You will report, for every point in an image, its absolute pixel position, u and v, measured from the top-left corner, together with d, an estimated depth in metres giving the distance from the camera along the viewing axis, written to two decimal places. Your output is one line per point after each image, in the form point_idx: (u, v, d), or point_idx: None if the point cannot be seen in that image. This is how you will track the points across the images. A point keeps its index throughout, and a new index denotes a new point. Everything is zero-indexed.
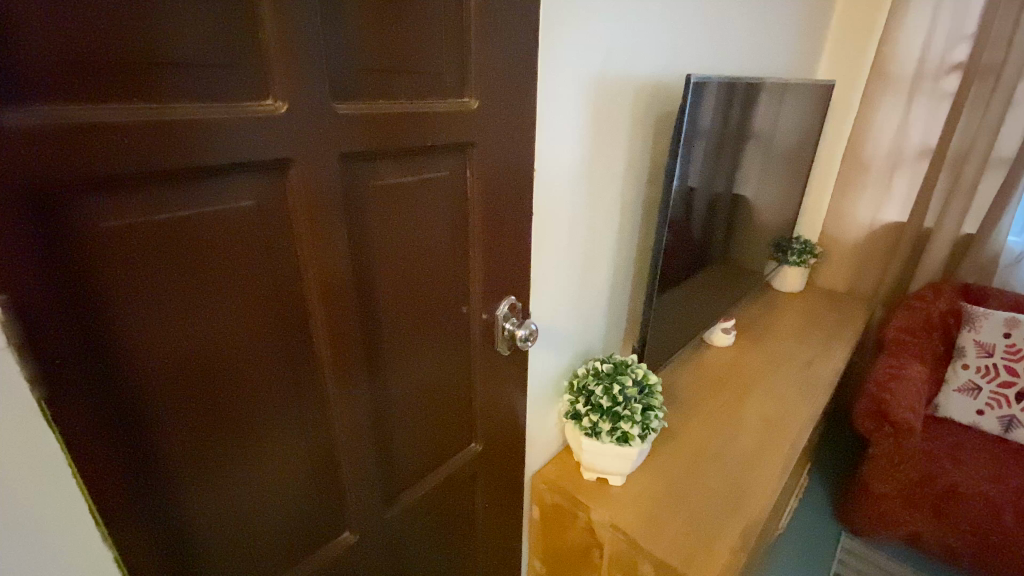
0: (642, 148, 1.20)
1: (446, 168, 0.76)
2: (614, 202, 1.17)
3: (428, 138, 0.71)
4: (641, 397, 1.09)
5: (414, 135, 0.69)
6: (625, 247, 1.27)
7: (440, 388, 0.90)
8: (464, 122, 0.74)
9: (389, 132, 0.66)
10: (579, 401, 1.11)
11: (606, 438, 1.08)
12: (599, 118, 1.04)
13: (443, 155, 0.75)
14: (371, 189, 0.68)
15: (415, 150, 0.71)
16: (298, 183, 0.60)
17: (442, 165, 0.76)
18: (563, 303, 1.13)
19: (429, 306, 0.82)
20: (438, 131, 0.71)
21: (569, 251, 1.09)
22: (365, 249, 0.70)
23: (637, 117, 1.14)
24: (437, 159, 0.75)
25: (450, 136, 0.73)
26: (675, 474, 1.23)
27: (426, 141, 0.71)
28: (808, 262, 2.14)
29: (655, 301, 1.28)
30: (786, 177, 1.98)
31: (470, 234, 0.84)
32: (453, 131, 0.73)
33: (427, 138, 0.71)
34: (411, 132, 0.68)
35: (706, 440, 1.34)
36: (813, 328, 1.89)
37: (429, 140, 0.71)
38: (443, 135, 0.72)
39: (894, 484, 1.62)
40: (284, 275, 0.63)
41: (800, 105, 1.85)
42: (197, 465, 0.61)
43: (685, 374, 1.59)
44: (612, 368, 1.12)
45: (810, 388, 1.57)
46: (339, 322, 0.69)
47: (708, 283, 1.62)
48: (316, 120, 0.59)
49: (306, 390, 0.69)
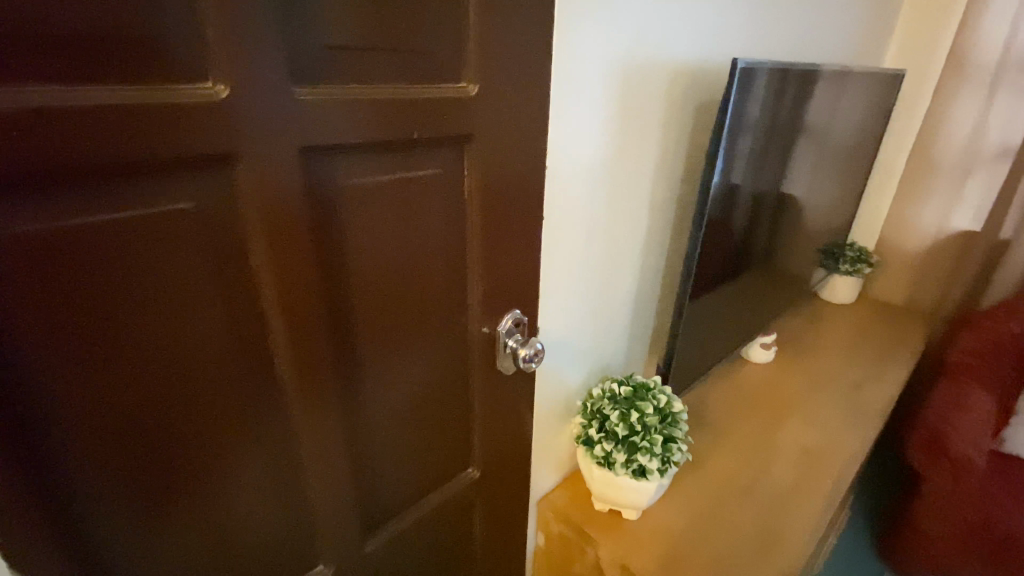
0: (677, 143, 1.06)
1: (438, 166, 0.66)
2: (641, 204, 1.04)
3: (414, 130, 0.60)
4: (662, 427, 0.97)
5: (396, 125, 0.59)
6: (653, 254, 1.14)
7: (432, 410, 0.81)
8: (459, 112, 0.64)
9: (366, 122, 0.56)
10: (592, 427, 1.00)
11: (620, 471, 0.96)
12: (626, 108, 0.91)
13: (435, 149, 0.65)
14: (345, 188, 0.59)
15: (399, 144, 0.61)
16: (250, 182, 0.51)
17: (433, 162, 0.65)
18: (578, 316, 1.01)
19: (416, 320, 0.72)
20: (428, 121, 0.61)
21: (586, 259, 0.97)
22: (337, 257, 0.61)
23: (671, 108, 1.00)
24: (427, 154, 0.64)
25: (442, 127, 0.63)
26: (697, 509, 1.11)
27: (412, 133, 0.60)
28: (862, 271, 1.93)
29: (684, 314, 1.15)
30: (842, 176, 1.78)
31: (466, 240, 0.74)
32: (445, 122, 0.63)
33: (414, 130, 0.60)
34: (393, 122, 0.58)
35: (736, 471, 1.20)
36: (864, 347, 1.71)
37: (415, 132, 0.61)
38: (433, 127, 0.62)
39: (949, 525, 1.45)
40: (236, 288, 0.54)
41: (863, 96, 1.65)
42: (136, 503, 0.53)
43: (716, 392, 1.44)
44: (630, 392, 1.00)
45: (857, 415, 1.41)
46: (304, 339, 0.60)
47: (747, 292, 1.46)
48: (270, 108, 0.49)
49: (267, 416, 0.61)
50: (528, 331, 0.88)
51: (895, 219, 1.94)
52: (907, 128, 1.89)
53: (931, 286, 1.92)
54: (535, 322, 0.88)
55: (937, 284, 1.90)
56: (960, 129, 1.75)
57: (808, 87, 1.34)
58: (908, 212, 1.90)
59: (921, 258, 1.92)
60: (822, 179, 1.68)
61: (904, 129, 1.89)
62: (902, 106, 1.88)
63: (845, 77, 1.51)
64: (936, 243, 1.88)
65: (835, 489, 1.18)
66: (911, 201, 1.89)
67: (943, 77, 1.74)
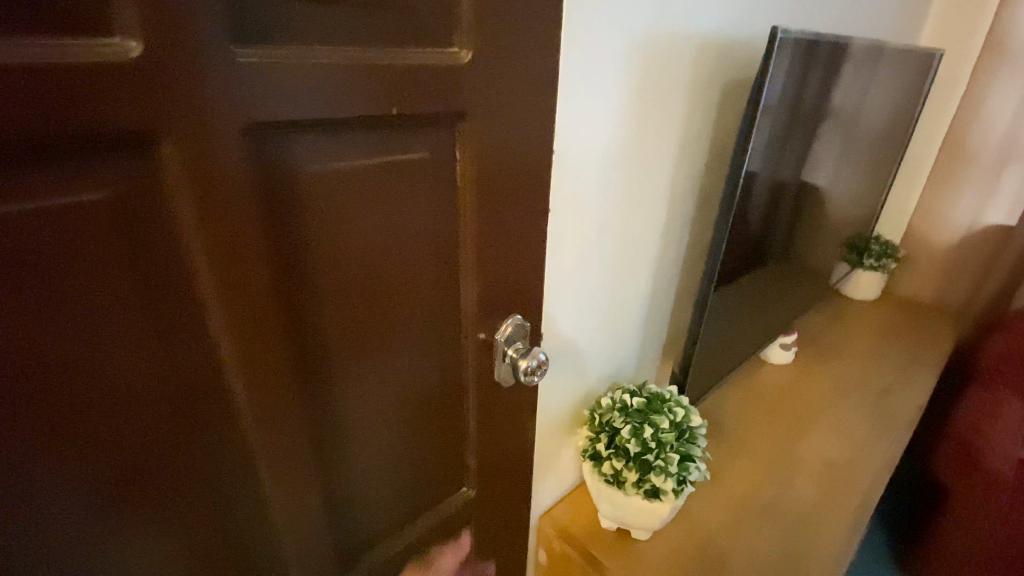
0: (701, 128, 0.94)
1: (425, 149, 0.56)
2: (658, 195, 0.93)
3: (392, 104, 0.50)
4: (678, 445, 0.87)
5: (372, 98, 0.49)
6: (671, 251, 1.03)
7: (420, 428, 0.71)
8: (450, 85, 0.54)
9: (332, 94, 0.46)
10: (600, 441, 0.90)
11: (631, 490, 0.87)
12: (645, 86, 0.80)
13: (419, 129, 0.55)
14: (306, 173, 0.49)
15: (375, 122, 0.51)
16: (178, 166, 0.41)
17: (417, 144, 0.55)
18: (585, 320, 0.91)
19: (399, 328, 0.62)
20: (409, 95, 0.51)
21: (595, 257, 0.87)
22: (298, 255, 0.51)
23: (697, 88, 0.89)
24: (410, 135, 0.55)
25: (427, 102, 0.53)
26: (712, 529, 1.02)
27: (390, 109, 0.50)
28: (887, 266, 1.82)
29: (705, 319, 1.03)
30: (870, 164, 1.66)
31: (458, 236, 0.64)
32: (431, 96, 0.53)
33: (393, 105, 0.50)
34: (366, 95, 0.48)
35: (753, 488, 1.11)
36: (890, 349, 1.60)
37: (394, 107, 0.51)
38: (416, 102, 0.52)
39: (977, 543, 1.35)
40: (172, 296, 0.44)
41: (896, 76, 1.52)
42: (53, 557, 0.44)
43: (732, 397, 1.34)
44: (643, 404, 0.91)
45: (883, 425, 1.31)
46: (256, 351, 0.51)
47: (768, 290, 1.36)
48: (203, 71, 0.39)
49: (218, 443, 0.52)
50: (531, 338, 0.78)
51: (925, 212, 1.81)
52: (941, 116, 1.73)
53: (961, 285, 1.80)
54: (539, 329, 0.79)
55: (969, 282, 1.78)
56: (1001, 116, 1.62)
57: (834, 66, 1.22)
58: (939, 205, 1.78)
59: (952, 254, 1.80)
60: (848, 168, 1.56)
61: (937, 117, 1.74)
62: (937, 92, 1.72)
63: (878, 57, 1.39)
64: (968, 238, 1.76)
65: (862, 509, 1.09)
66: (943, 193, 1.76)
67: (983, 58, 1.61)
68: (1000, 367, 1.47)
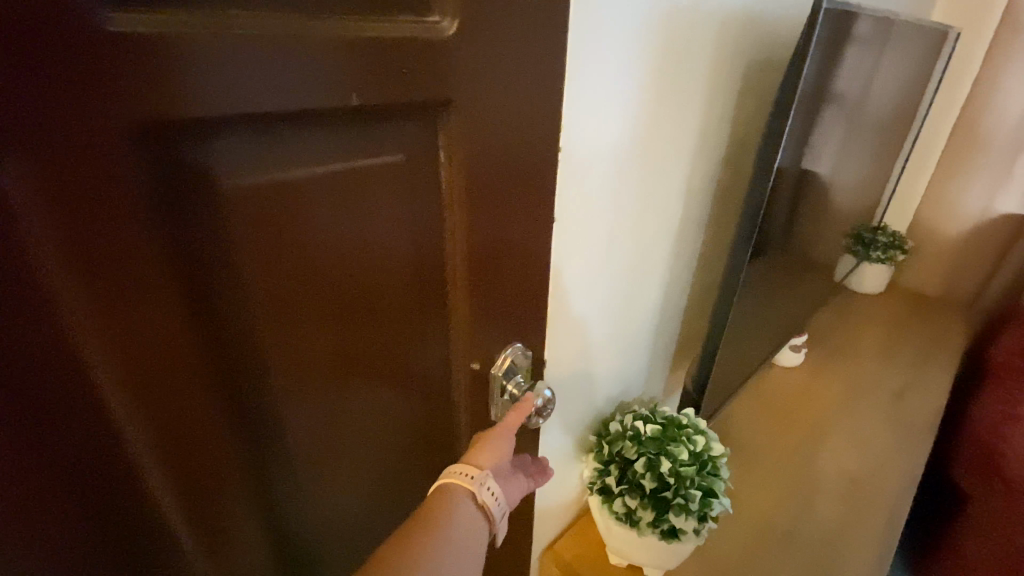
0: (720, 117, 0.83)
1: (398, 150, 0.45)
2: (671, 194, 0.82)
3: (352, 93, 0.38)
4: (699, 478, 0.77)
5: (324, 86, 0.36)
6: (683, 255, 0.92)
7: (403, 481, 0.60)
8: (429, 68, 0.41)
9: (267, 81, 0.34)
10: (610, 474, 0.80)
11: (646, 531, 0.77)
12: (660, 69, 0.68)
13: (389, 126, 0.43)
14: (232, 187, 0.37)
15: (329, 117, 0.39)
16: (30, 187, 0.28)
17: (387, 144, 0.44)
18: (590, 340, 0.80)
19: (370, 372, 0.51)
20: (375, 81, 0.39)
21: (602, 268, 0.75)
22: (229, 294, 0.39)
23: (717, 71, 0.77)
24: (378, 133, 0.43)
25: (399, 91, 0.41)
26: (731, 561, 0.93)
27: (351, 100, 0.38)
28: (894, 259, 1.74)
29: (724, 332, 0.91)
30: (878, 152, 1.56)
31: (443, 256, 0.52)
32: (405, 83, 0.41)
33: (353, 95, 0.38)
34: (315, 81, 0.36)
35: (772, 510, 1.02)
36: (902, 347, 1.52)
37: (355, 98, 0.38)
38: (384, 90, 0.40)
39: (996, 552, 1.29)
40: (44, 372, 0.31)
41: (908, 57, 1.42)
42: None
43: (743, 406, 1.25)
44: (659, 432, 0.80)
45: (901, 434, 1.23)
46: (175, 424, 0.38)
47: (781, 291, 1.26)
48: (60, 52, 0.27)
49: (137, 548, 0.39)
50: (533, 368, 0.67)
51: (933, 201, 1.73)
52: (953, 100, 1.62)
53: (969, 276, 1.73)
54: (542, 356, 0.68)
55: (979, 274, 1.71)
56: (1015, 98, 1.54)
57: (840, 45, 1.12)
58: (948, 193, 1.70)
59: (959, 245, 1.73)
60: (854, 157, 1.47)
61: (949, 101, 1.63)
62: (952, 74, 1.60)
63: (889, 37, 1.29)
64: (979, 228, 1.68)
65: (888, 530, 1.01)
66: (952, 181, 1.68)
67: (998, 37, 1.52)
68: (1014, 365, 1.40)
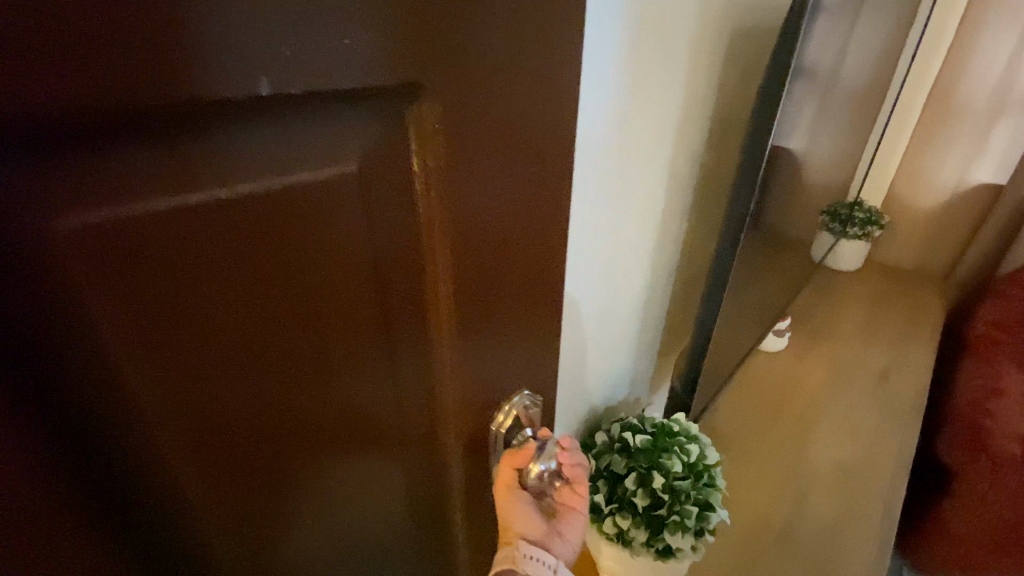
0: (704, 94, 0.75)
1: (352, 157, 0.35)
2: (652, 185, 0.74)
3: (259, 78, 0.28)
4: (695, 491, 0.70)
5: (209, 68, 0.27)
6: (667, 249, 0.85)
7: (373, 537, 0.52)
8: (404, 51, 0.32)
9: (107, 62, 0.24)
10: (598, 492, 0.73)
11: (641, 553, 0.70)
12: (640, 41, 0.59)
13: (331, 126, 0.34)
14: (74, 215, 0.27)
15: (230, 117, 0.30)
16: None
17: (328, 151, 0.34)
18: (572, 344, 0.73)
19: (313, 434, 0.42)
20: (296, 59, 0.29)
21: (583, 266, 0.67)
22: (88, 346, 0.30)
23: (700, 41, 0.69)
24: (322, 135, 0.34)
25: (338, 78, 0.31)
26: (729, 567, 0.87)
27: (257, 83, 0.28)
28: (871, 234, 1.71)
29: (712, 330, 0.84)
30: (852, 125, 1.52)
31: (422, 285, 0.43)
32: (345, 65, 0.31)
33: (261, 81, 0.28)
34: (197, 59, 0.26)
35: (768, 506, 0.97)
36: (883, 325, 1.50)
37: (262, 86, 0.29)
38: (313, 76, 0.30)
39: (983, 527, 1.28)
40: None
41: (882, 25, 1.37)
42: None
43: (730, 397, 1.20)
44: (649, 442, 0.73)
45: (891, 416, 1.20)
46: (13, 524, 0.30)
47: (762, 276, 1.21)
48: None
49: None
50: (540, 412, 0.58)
51: (907, 174, 1.71)
52: (927, 74, 1.58)
53: (944, 249, 1.72)
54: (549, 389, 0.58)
55: (953, 246, 1.70)
56: (989, 67, 1.51)
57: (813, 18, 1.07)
58: (922, 167, 1.68)
59: (934, 217, 1.71)
60: (828, 132, 1.42)
61: (923, 75, 1.58)
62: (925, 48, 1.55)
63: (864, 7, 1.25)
64: (952, 199, 1.67)
65: (885, 520, 0.97)
66: (925, 155, 1.66)
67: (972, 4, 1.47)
68: (994, 337, 1.39)
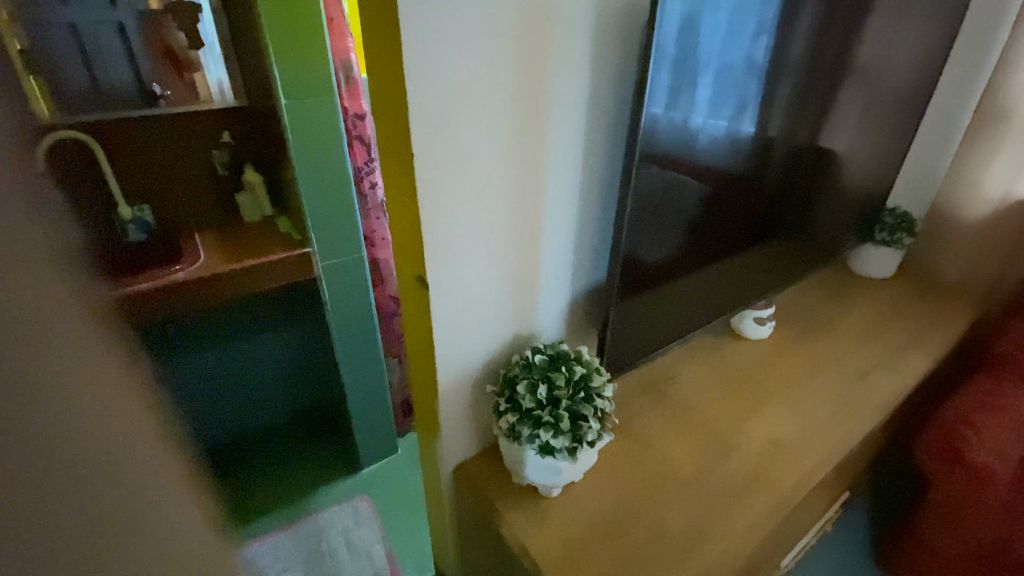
0: (613, 89, 0.91)
1: None
2: (562, 148, 0.90)
3: None
4: (570, 402, 0.86)
5: None
6: (589, 208, 1.00)
7: None
8: None
9: None
10: (501, 398, 0.90)
11: (526, 447, 0.86)
12: (520, 24, 0.74)
13: None
14: None
15: None
16: None
17: None
18: (496, 282, 0.93)
19: None
20: None
21: (501, 218, 0.87)
22: None
23: (605, 48, 0.85)
24: None
25: None
26: (627, 497, 1.00)
27: None
28: (903, 241, 1.63)
29: (614, 289, 1.01)
30: (888, 129, 1.50)
31: None
32: None
33: None
34: None
35: (686, 459, 1.07)
36: (889, 330, 1.47)
37: None
38: None
39: (961, 544, 1.25)
40: None
41: (924, 29, 1.37)
42: None
43: (690, 368, 1.29)
44: (545, 361, 0.90)
45: (852, 409, 1.22)
46: None
47: (744, 262, 1.31)
48: None
49: None
50: None
51: (954, 182, 1.62)
52: (980, 68, 1.50)
53: (986, 265, 1.63)
54: None
55: (997, 263, 1.61)
56: None
57: (852, 26, 1.20)
58: (969, 172, 1.58)
59: (979, 230, 1.62)
60: (865, 136, 1.45)
61: (974, 69, 1.51)
62: (963, 40, 1.51)
63: (897, 6, 1.26)
64: (999, 213, 1.57)
65: (799, 490, 1.04)
66: (972, 162, 1.57)
67: None
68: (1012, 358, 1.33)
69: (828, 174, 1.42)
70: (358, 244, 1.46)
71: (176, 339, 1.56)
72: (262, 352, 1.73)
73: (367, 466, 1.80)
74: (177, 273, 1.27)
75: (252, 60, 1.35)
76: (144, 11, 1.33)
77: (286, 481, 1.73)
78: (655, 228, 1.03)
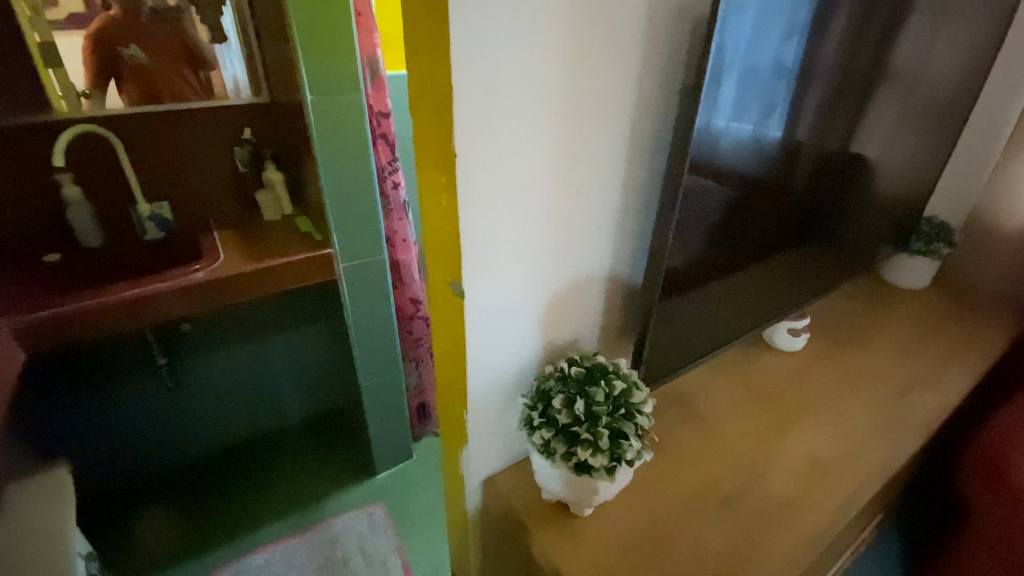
0: (656, 94, 0.87)
1: None
2: (603, 158, 0.86)
3: None
4: (610, 419, 0.82)
5: None
6: (628, 218, 0.96)
7: None
8: None
9: None
10: (534, 410, 0.85)
11: (560, 464, 0.82)
12: (568, 31, 0.70)
13: None
14: None
15: None
16: None
17: None
18: (530, 297, 0.89)
19: None
20: None
21: (540, 231, 0.84)
22: None
23: (650, 52, 0.82)
24: None
25: None
26: (661, 514, 0.96)
27: None
28: (940, 252, 1.58)
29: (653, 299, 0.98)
30: (926, 137, 1.45)
31: None
32: None
33: None
34: None
35: (721, 476, 1.03)
36: (927, 344, 1.42)
37: None
38: None
39: None
40: None
41: (966, 33, 1.32)
42: None
43: (722, 382, 1.25)
44: (583, 374, 0.86)
45: (892, 425, 1.17)
46: None
47: (777, 271, 1.27)
48: None
49: None
50: None
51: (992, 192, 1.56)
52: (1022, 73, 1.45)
53: None
54: None
55: None
56: None
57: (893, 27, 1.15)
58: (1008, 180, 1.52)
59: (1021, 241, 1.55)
60: (901, 143, 1.39)
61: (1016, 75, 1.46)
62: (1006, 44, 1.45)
63: (941, 8, 1.21)
64: None
65: (841, 511, 0.99)
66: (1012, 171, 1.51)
67: None
68: None
69: (863, 182, 1.37)
70: (378, 245, 1.43)
71: (193, 340, 1.53)
72: (280, 353, 1.71)
73: (383, 471, 1.77)
74: (198, 272, 1.24)
75: (275, 55, 1.32)
76: (161, 8, 1.30)
77: (302, 484, 1.70)
78: (693, 236, 0.99)
